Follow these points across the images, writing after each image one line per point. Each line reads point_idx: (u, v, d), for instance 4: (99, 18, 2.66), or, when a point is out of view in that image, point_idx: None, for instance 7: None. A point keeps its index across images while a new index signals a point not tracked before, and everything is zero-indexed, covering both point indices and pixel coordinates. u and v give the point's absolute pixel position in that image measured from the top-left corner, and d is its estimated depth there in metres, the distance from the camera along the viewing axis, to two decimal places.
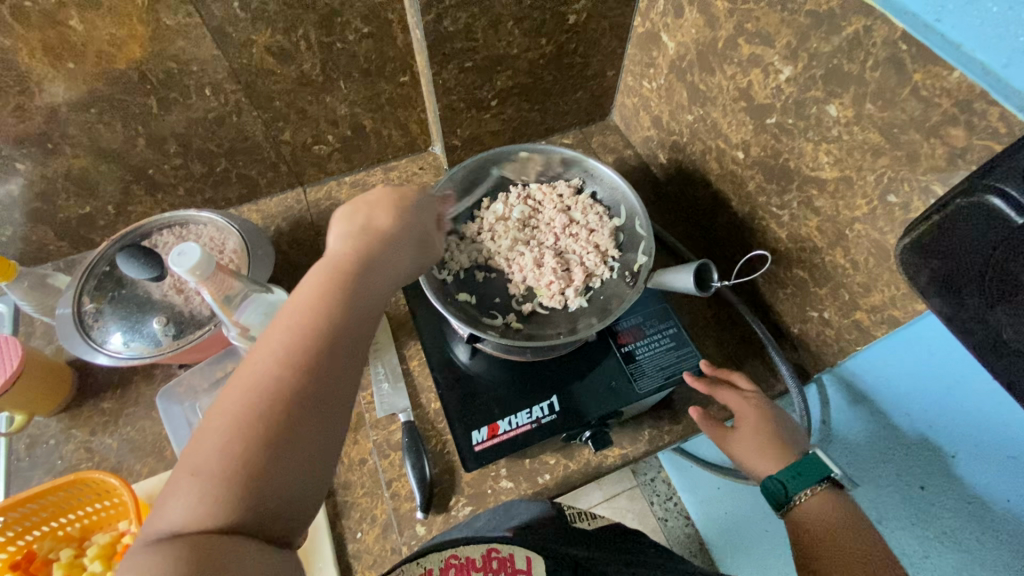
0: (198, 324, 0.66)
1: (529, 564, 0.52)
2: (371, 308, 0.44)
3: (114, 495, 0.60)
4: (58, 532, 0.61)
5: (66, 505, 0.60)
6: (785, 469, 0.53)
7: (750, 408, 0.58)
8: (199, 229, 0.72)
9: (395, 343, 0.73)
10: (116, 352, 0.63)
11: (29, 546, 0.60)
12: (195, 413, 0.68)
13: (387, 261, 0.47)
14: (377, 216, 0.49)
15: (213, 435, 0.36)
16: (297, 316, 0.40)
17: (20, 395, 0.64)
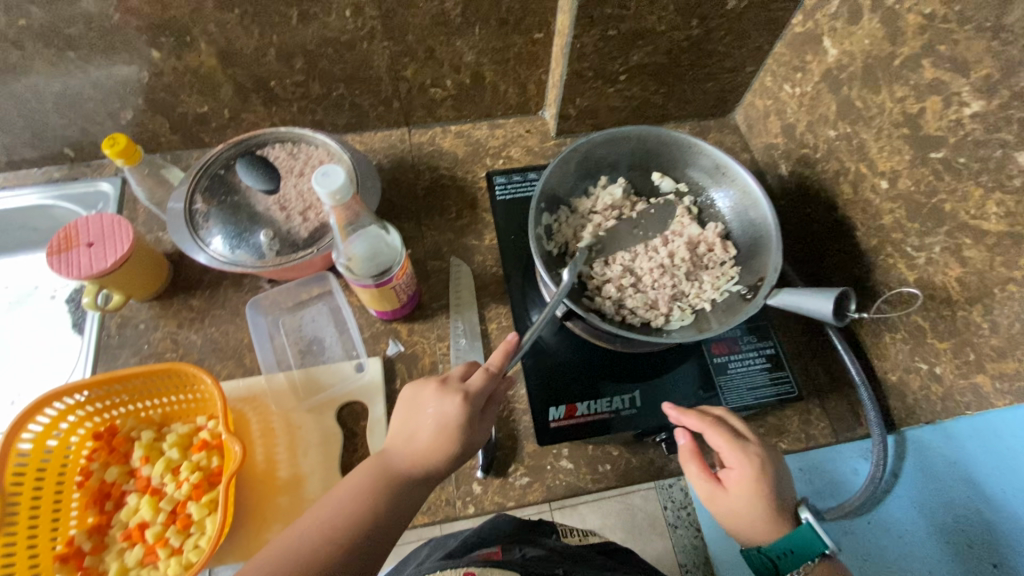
0: (299, 245, 0.67)
1: None
2: (394, 517, 0.50)
3: (200, 389, 0.61)
4: (140, 414, 0.63)
5: (152, 391, 0.61)
6: (775, 545, 0.52)
7: (745, 455, 0.54)
8: (310, 150, 0.72)
9: (477, 304, 0.73)
10: (218, 254, 0.65)
11: (112, 421, 0.62)
12: (278, 329, 0.71)
13: (419, 472, 0.51)
14: (414, 424, 0.53)
15: None
16: (323, 523, 0.48)
17: (123, 277, 0.66)
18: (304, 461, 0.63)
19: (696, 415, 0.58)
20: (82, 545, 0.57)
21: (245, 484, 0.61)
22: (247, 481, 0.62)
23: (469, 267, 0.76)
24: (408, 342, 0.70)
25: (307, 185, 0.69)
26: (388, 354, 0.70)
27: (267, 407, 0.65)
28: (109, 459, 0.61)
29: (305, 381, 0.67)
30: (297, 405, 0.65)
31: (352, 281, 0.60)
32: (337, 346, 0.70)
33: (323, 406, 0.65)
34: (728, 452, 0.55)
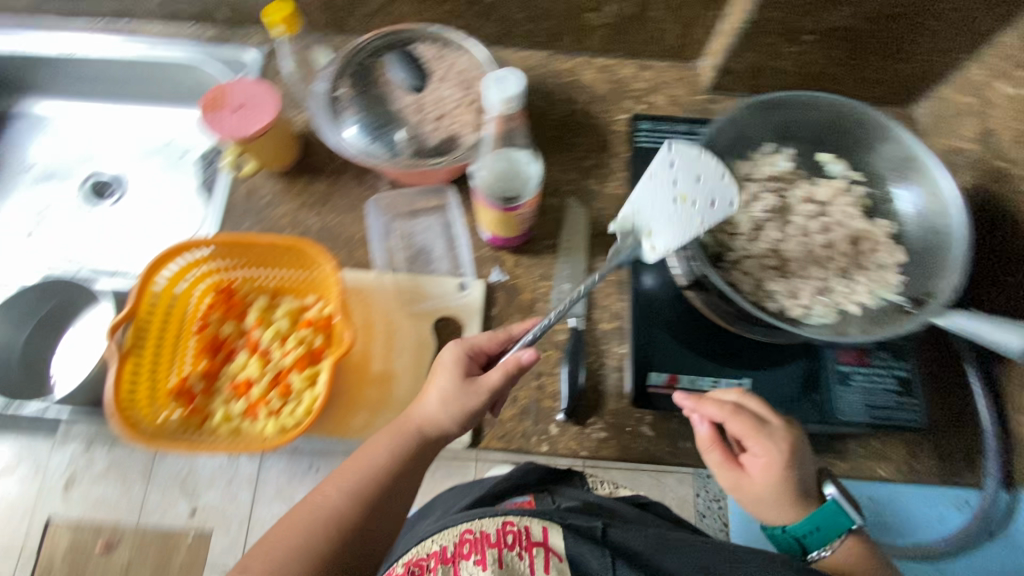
0: (431, 152, 0.65)
1: (545, 533, 0.52)
2: (404, 485, 0.55)
3: (316, 271, 0.64)
4: (257, 280, 0.66)
5: (273, 263, 0.64)
6: (800, 526, 0.54)
7: (772, 442, 0.54)
8: (457, 57, 0.69)
9: (588, 251, 0.71)
10: (354, 144, 0.64)
11: (231, 281, 0.66)
12: (390, 231, 0.72)
13: (429, 443, 0.56)
14: (424, 395, 0.57)
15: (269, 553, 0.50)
16: (351, 483, 0.54)
17: (261, 147, 0.67)
18: (397, 359, 0.65)
19: (715, 404, 0.56)
20: (195, 385, 0.61)
21: (339, 368, 0.65)
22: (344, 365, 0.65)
23: (586, 212, 0.72)
24: (512, 275, 0.69)
25: (447, 92, 0.67)
26: (490, 281, 0.69)
27: (370, 303, 0.67)
28: (226, 315, 0.65)
29: (410, 287, 0.68)
30: (399, 308, 0.67)
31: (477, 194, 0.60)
32: (444, 260, 0.70)
33: (423, 315, 0.67)
34: (750, 437, 0.54)
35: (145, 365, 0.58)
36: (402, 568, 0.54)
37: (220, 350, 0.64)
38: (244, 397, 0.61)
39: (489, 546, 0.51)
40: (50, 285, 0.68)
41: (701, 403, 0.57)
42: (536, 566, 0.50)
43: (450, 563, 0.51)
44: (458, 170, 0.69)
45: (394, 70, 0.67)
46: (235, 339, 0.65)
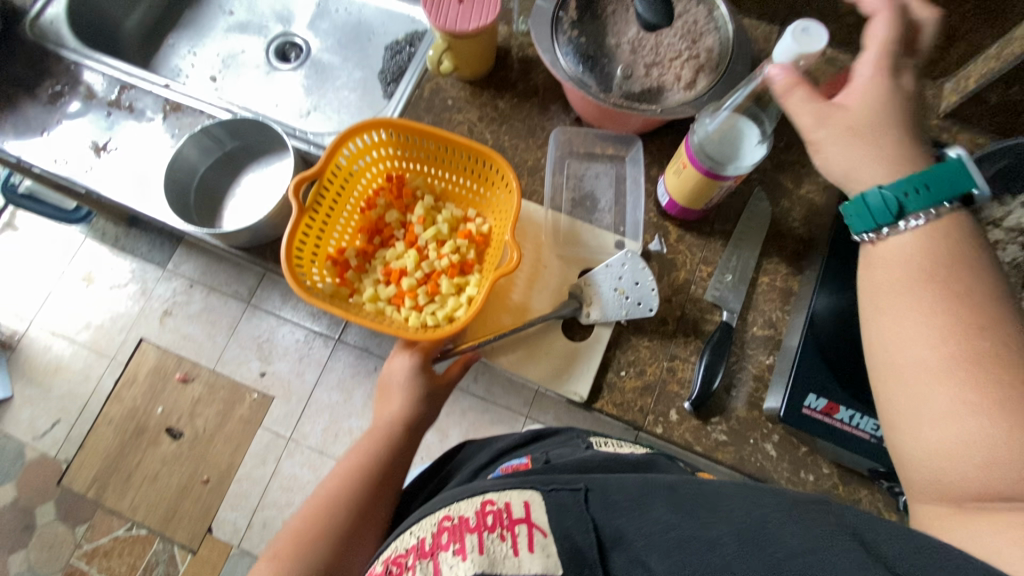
0: (639, 98, 0.62)
1: (528, 509, 0.41)
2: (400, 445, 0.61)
3: (490, 187, 0.65)
4: (429, 178, 0.68)
5: (453, 167, 0.65)
6: (901, 182, 0.41)
7: (889, 55, 0.44)
8: (693, 5, 0.63)
9: (760, 248, 0.66)
10: (565, 68, 0.61)
11: (403, 171, 0.68)
12: (561, 168, 0.69)
13: (410, 410, 0.61)
14: (388, 393, 0.63)
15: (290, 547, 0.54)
16: (345, 468, 0.59)
17: (467, 48, 0.66)
18: (536, 296, 0.64)
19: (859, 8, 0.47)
20: (352, 259, 0.64)
21: None
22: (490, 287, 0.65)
23: (769, 207, 0.67)
24: (671, 249, 0.65)
25: (671, 40, 0.62)
26: (648, 248, 0.65)
27: (523, 232, 0.66)
28: (393, 203, 0.68)
29: (568, 230, 0.66)
30: (552, 246, 0.66)
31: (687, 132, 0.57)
32: (608, 214, 0.68)
33: (573, 261, 0.65)
34: (872, 44, 0.45)
35: (321, 226, 0.61)
36: (381, 566, 0.44)
37: (379, 233, 0.67)
38: (395, 285, 0.64)
39: (468, 532, 0.40)
40: (239, 126, 0.69)
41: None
42: (519, 548, 0.38)
43: (427, 558, 0.41)
44: (654, 124, 0.65)
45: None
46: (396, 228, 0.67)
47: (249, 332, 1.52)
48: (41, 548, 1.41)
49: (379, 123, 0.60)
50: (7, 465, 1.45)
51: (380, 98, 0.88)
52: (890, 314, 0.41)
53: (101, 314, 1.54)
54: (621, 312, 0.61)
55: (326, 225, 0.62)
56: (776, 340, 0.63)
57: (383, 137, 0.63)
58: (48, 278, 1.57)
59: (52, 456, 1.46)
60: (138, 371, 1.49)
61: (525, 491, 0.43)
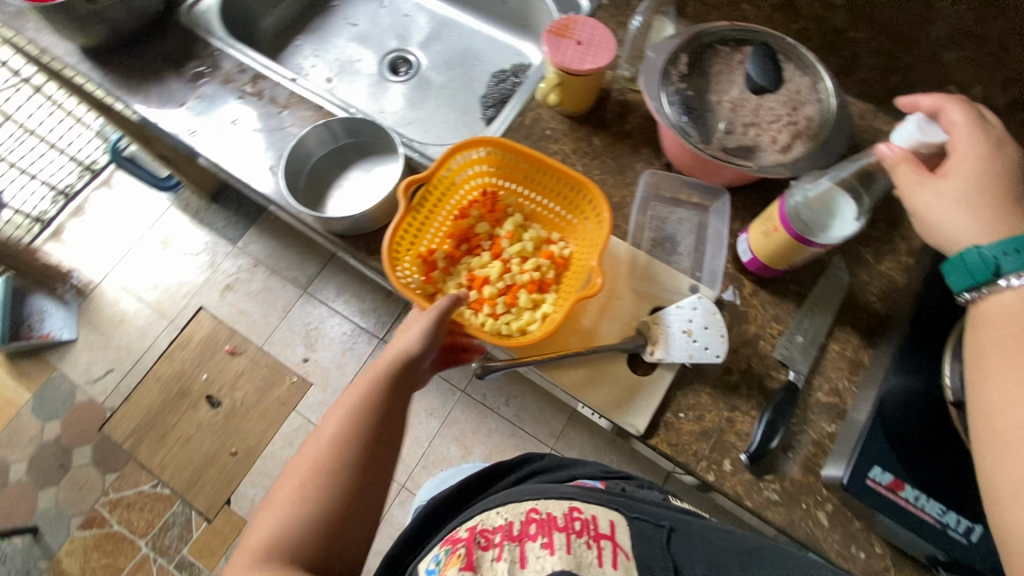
0: (736, 152, 0.64)
1: (614, 530, 0.49)
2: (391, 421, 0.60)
3: (579, 214, 0.69)
4: (520, 198, 0.73)
5: (545, 191, 0.70)
6: (1001, 244, 0.46)
7: (980, 131, 0.50)
8: (797, 75, 0.67)
9: (833, 315, 0.66)
10: (669, 115, 0.65)
11: (498, 188, 0.72)
12: (645, 208, 0.72)
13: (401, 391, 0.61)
14: (401, 338, 0.61)
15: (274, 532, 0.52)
16: (324, 452, 0.56)
17: (576, 85, 0.71)
18: (606, 325, 0.66)
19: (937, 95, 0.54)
20: (440, 261, 0.68)
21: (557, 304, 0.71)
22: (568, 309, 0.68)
23: (847, 277, 0.68)
24: (745, 301, 0.67)
25: (774, 104, 0.65)
26: (721, 297, 0.67)
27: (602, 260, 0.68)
28: (484, 215, 0.72)
29: (645, 266, 0.68)
30: (626, 279, 0.67)
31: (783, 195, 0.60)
32: (685, 258, 0.70)
33: (646, 296, 0.67)
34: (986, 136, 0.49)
35: (417, 227, 0.66)
36: (466, 531, 0.53)
37: (467, 241, 0.72)
38: (476, 290, 0.68)
39: (557, 530, 0.49)
40: (357, 124, 0.76)
41: (907, 107, 0.55)
42: (605, 559, 0.46)
43: (516, 542, 0.49)
44: (744, 179, 0.67)
45: (754, 61, 0.64)
46: (483, 239, 0.72)
47: (300, 317, 1.58)
48: (69, 489, 1.46)
49: (485, 142, 0.65)
50: (58, 403, 1.54)
51: (479, 120, 0.94)
52: (996, 372, 0.44)
53: (170, 277, 1.64)
54: (688, 355, 0.61)
55: (421, 226, 0.67)
56: (840, 409, 0.62)
57: (487, 154, 0.68)
58: (129, 236, 1.69)
59: (99, 401, 1.54)
60: (192, 336, 1.58)
61: (614, 513, 0.52)
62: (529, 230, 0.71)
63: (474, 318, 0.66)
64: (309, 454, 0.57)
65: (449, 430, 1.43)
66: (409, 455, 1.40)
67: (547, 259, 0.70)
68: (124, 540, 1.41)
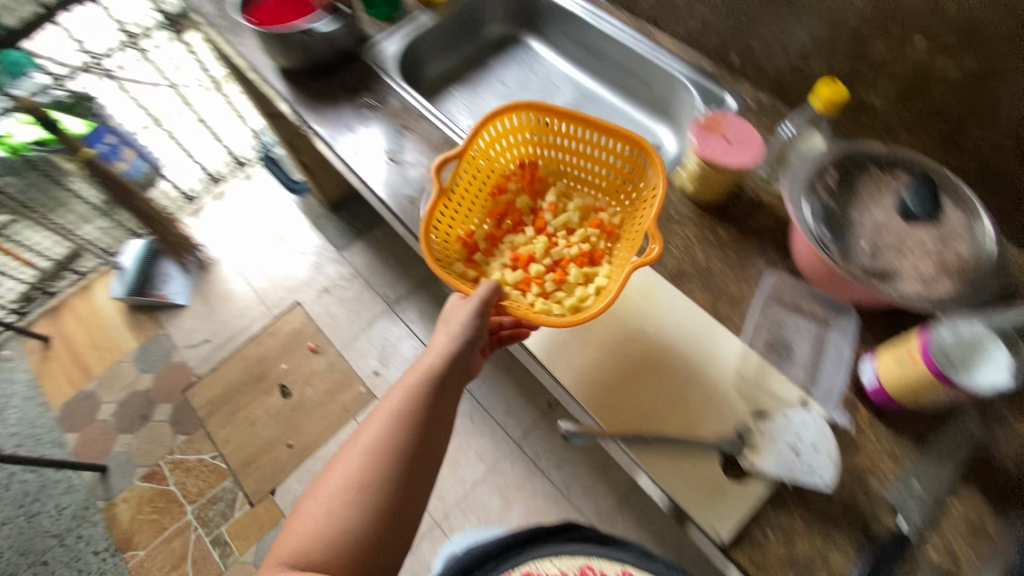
0: (873, 272, 0.62)
1: None
2: (443, 414, 0.61)
3: (634, 175, 0.79)
4: (561, 162, 0.86)
5: (590, 159, 0.82)
6: None
7: None
8: (957, 211, 0.64)
9: (960, 470, 0.60)
10: (805, 222, 0.66)
11: (545, 153, 0.86)
12: (763, 308, 0.71)
13: (451, 382, 0.62)
14: (443, 333, 0.64)
15: (326, 517, 0.53)
16: (373, 441, 0.57)
17: (717, 178, 0.73)
18: (700, 418, 0.64)
19: None
20: (480, 243, 0.81)
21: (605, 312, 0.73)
22: (654, 380, 0.67)
23: (981, 433, 0.62)
24: (859, 429, 0.63)
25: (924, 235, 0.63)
26: (832, 419, 0.63)
27: (710, 353, 0.68)
28: (524, 188, 0.86)
29: (756, 369, 0.66)
30: (734, 378, 0.66)
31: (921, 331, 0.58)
32: (797, 369, 0.67)
33: (753, 399, 0.64)
34: None
35: (462, 192, 0.79)
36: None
37: (509, 214, 0.85)
38: (521, 269, 0.78)
39: None
40: None
41: None
42: None
43: None
44: (877, 301, 0.64)
45: (910, 194, 0.63)
46: (524, 213, 0.85)
47: (380, 332, 1.66)
48: (142, 440, 1.58)
49: (519, 111, 0.78)
50: (156, 359, 1.68)
51: None
52: None
53: (278, 268, 1.79)
54: (787, 475, 0.59)
55: (467, 194, 0.80)
56: None
57: (524, 122, 0.81)
58: (255, 226, 1.88)
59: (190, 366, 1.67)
60: (284, 326, 1.70)
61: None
62: (572, 203, 0.85)
63: (523, 300, 0.74)
64: (356, 447, 0.57)
65: (494, 479, 1.41)
66: (449, 492, 1.40)
67: (595, 230, 0.81)
68: (173, 502, 1.49)
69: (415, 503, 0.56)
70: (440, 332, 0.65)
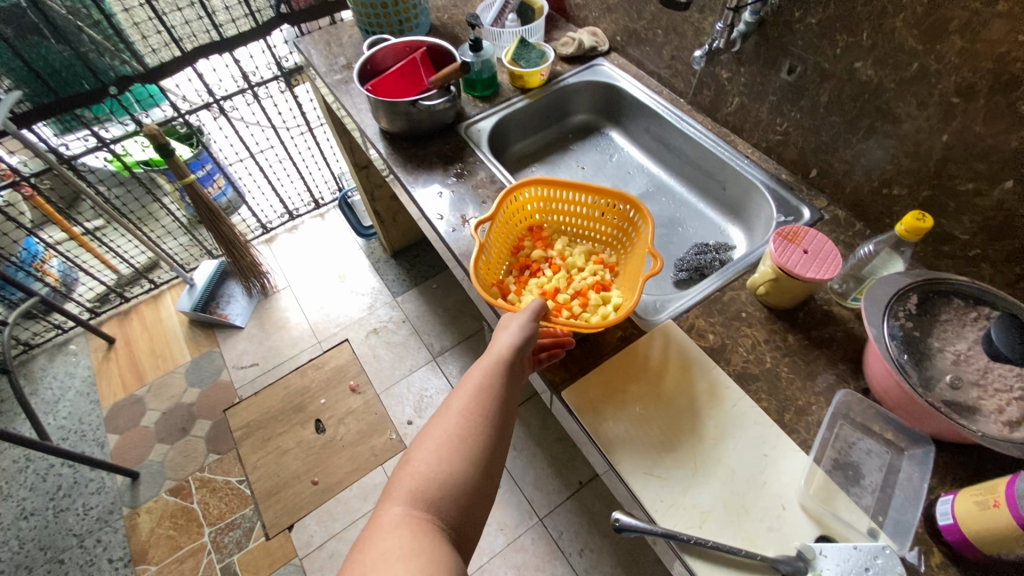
0: (953, 406, 0.61)
1: None
2: (510, 402, 0.63)
3: (609, 219, 0.88)
4: (562, 225, 0.94)
5: (576, 213, 0.91)
6: None
7: None
8: None
9: None
10: (884, 341, 0.65)
11: (551, 222, 0.93)
12: (835, 424, 0.68)
13: (517, 373, 0.65)
14: (506, 330, 0.67)
15: (420, 489, 0.53)
16: (455, 422, 0.59)
17: (792, 287, 0.74)
18: (761, 532, 0.62)
19: None
20: (512, 291, 0.84)
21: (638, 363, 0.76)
22: (685, 443, 0.68)
23: None
24: (931, 572, 0.59)
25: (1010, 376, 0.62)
26: (903, 556, 0.59)
27: (772, 463, 0.66)
28: (536, 244, 0.92)
29: (823, 488, 0.63)
30: (799, 494, 0.64)
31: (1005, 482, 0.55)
32: (869, 493, 0.63)
33: (817, 520, 0.62)
34: None
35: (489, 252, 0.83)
36: None
37: (529, 266, 0.89)
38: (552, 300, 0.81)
39: None
40: None
41: None
42: None
43: None
44: (957, 435, 0.62)
45: (1001, 330, 0.60)
46: (540, 263, 0.90)
47: (420, 380, 1.68)
48: (177, 452, 1.62)
49: (533, 183, 0.86)
50: (207, 375, 1.75)
51: (669, 280, 1.01)
52: None
53: (334, 305, 1.87)
54: None
55: (492, 252, 0.84)
56: None
57: (535, 193, 0.89)
58: (320, 262, 1.99)
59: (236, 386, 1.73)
60: (330, 361, 1.75)
61: None
62: (577, 249, 0.91)
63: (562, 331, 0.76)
64: (439, 426, 0.58)
65: (513, 554, 1.35)
66: None
67: (601, 266, 0.88)
68: (193, 521, 1.50)
69: (493, 482, 0.57)
70: (502, 330, 0.68)
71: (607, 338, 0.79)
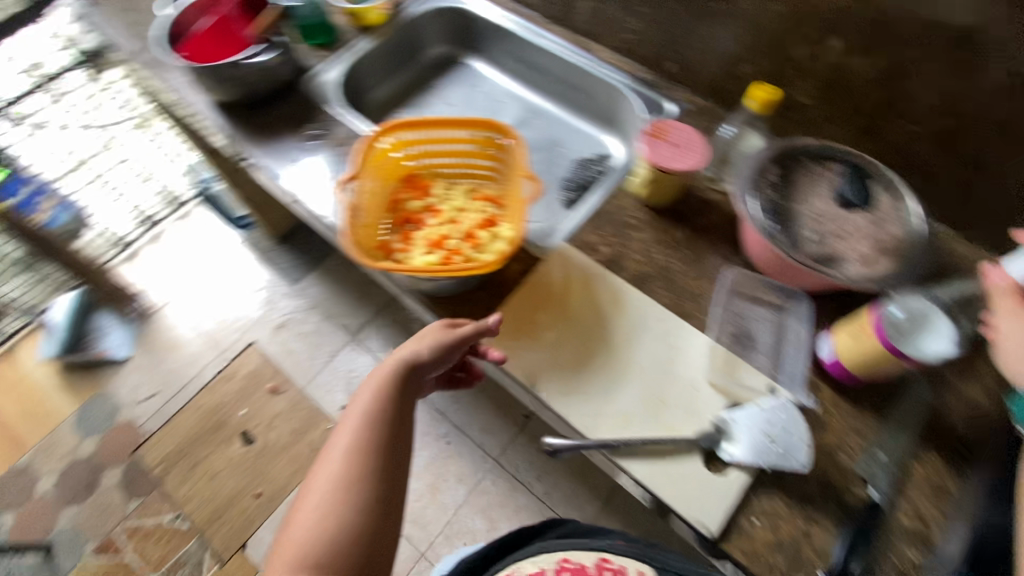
0: (818, 259, 0.67)
1: None
2: (405, 439, 0.59)
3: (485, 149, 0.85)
4: (438, 169, 0.89)
5: (449, 153, 0.86)
6: None
7: None
8: (884, 197, 0.69)
9: (917, 436, 0.64)
10: (754, 215, 0.69)
11: (426, 168, 0.88)
12: (724, 303, 0.74)
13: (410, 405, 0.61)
14: (398, 358, 0.63)
15: (306, 554, 0.50)
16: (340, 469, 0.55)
17: (667, 181, 0.76)
18: (678, 418, 0.65)
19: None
20: (398, 249, 0.79)
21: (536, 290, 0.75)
22: (596, 358, 0.70)
23: (931, 399, 0.66)
24: (824, 409, 0.66)
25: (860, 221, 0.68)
26: (800, 402, 0.66)
27: (680, 352, 0.70)
28: (414, 194, 0.86)
29: (723, 361, 0.68)
30: (705, 373, 0.68)
31: (872, 309, 0.62)
32: (762, 356, 0.70)
33: (725, 391, 0.67)
34: None
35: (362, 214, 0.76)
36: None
37: (411, 219, 0.84)
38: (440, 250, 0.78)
39: None
40: None
41: None
42: None
43: None
44: (826, 285, 0.68)
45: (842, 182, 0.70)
46: (421, 212, 0.85)
47: (344, 363, 1.60)
48: (90, 510, 1.45)
49: (395, 129, 0.79)
50: (99, 420, 1.56)
51: (557, 199, 0.98)
52: None
53: None
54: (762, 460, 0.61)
55: (367, 213, 0.78)
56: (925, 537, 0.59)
57: (399, 139, 0.81)
58: None
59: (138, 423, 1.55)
60: (239, 369, 1.61)
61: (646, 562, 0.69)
62: (457, 191, 0.87)
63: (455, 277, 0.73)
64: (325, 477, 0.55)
65: (477, 499, 1.38)
66: (432, 521, 1.36)
67: (485, 204, 0.86)
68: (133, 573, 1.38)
69: (391, 527, 0.54)
70: (393, 358, 0.63)
71: (505, 274, 0.77)
